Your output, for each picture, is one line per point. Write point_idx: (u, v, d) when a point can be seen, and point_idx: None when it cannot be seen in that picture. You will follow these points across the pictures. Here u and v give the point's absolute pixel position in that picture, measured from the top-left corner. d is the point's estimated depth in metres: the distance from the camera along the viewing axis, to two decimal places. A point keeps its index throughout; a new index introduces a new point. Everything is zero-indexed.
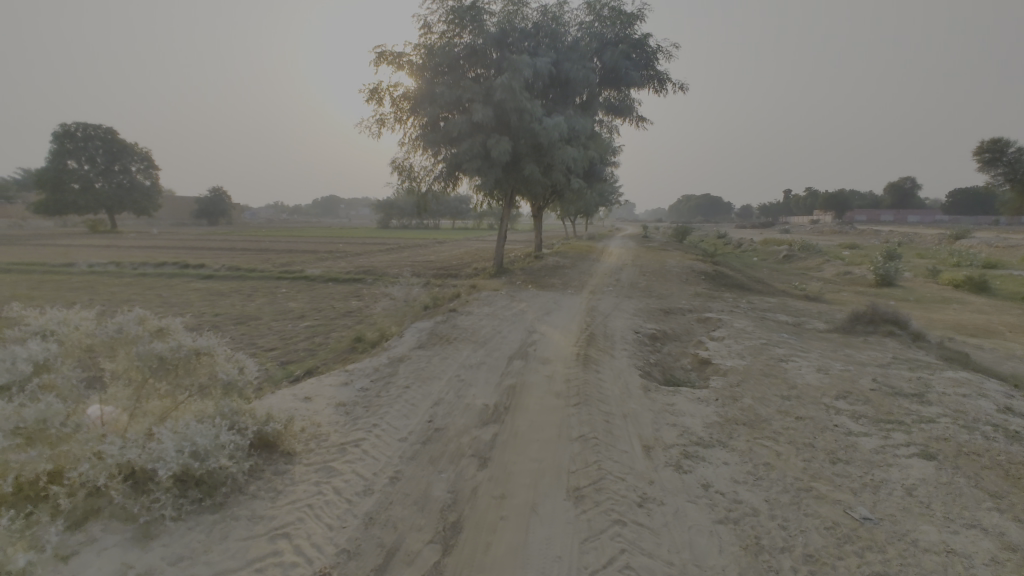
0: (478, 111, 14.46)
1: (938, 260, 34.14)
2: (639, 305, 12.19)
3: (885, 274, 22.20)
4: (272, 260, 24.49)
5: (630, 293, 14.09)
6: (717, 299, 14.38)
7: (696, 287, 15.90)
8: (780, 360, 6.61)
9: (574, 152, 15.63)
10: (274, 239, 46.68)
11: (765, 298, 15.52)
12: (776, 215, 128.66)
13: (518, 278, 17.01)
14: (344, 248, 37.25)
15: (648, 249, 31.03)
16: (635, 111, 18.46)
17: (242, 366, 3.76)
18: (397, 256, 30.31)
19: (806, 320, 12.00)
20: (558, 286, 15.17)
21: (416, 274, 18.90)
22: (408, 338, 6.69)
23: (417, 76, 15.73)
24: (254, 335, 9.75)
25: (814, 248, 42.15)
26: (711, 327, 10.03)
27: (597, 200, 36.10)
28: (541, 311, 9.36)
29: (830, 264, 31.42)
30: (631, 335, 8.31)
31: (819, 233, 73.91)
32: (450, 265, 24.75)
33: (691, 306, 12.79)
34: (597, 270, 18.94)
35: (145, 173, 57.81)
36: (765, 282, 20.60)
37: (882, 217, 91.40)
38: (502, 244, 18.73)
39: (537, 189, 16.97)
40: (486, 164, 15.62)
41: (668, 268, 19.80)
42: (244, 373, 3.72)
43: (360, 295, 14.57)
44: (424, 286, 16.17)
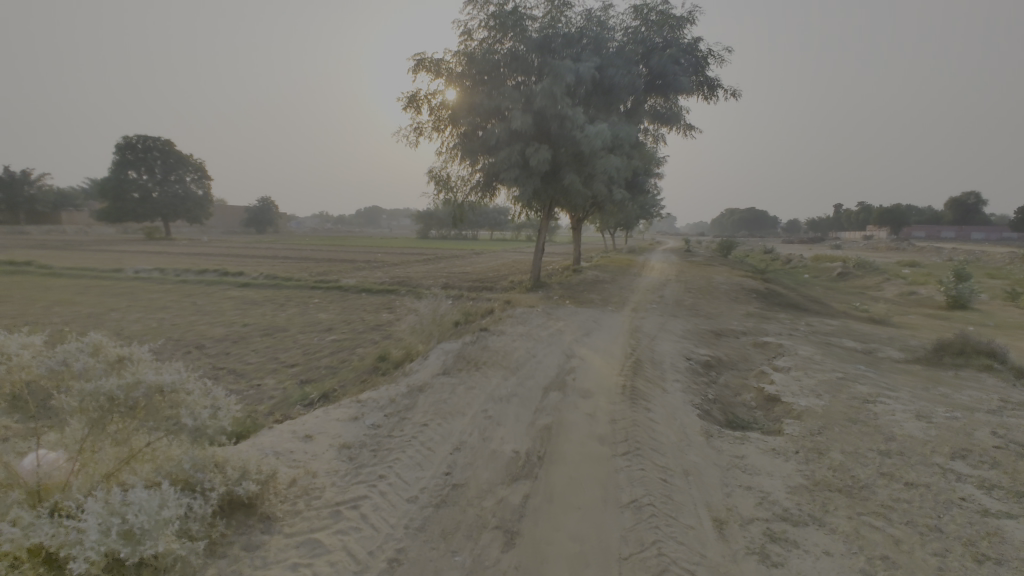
0: (517, 117, 13.86)
1: (1014, 281, 31.39)
2: (687, 326, 11.22)
3: (959, 295, 20.29)
4: (309, 269, 24.53)
5: (677, 312, 13.12)
6: (773, 320, 13.23)
7: (748, 306, 14.76)
8: (865, 400, 5.62)
9: (617, 162, 14.80)
10: (316, 249, 47.54)
11: (827, 320, 14.22)
12: (826, 230, 123.22)
13: (555, 292, 16.23)
14: (381, 257, 37.31)
15: (693, 264, 29.62)
16: (683, 119, 17.48)
17: (221, 406, 3.18)
18: (433, 266, 30.03)
19: (878, 348, 10.75)
20: (598, 303, 14.34)
21: (450, 287, 18.41)
22: (433, 361, 6.02)
23: (456, 83, 15.31)
24: (278, 347, 9.33)
25: (873, 265, 39.57)
26: (771, 353, 9.01)
27: (639, 212, 34.93)
28: (581, 331, 8.57)
29: (892, 283, 29.24)
30: (682, 363, 7.41)
31: (874, 249, 70.00)
32: (486, 276, 24.20)
33: (745, 328, 11.72)
34: (639, 286, 17.98)
35: (199, 182, 59.99)
36: (822, 301, 19.12)
37: (945, 233, 85.97)
38: (539, 257, 17.98)
39: (577, 200, 16.19)
40: (524, 172, 14.97)
41: (716, 284, 18.61)
42: (223, 414, 3.14)
43: (392, 308, 14.11)
44: (458, 299, 15.61)
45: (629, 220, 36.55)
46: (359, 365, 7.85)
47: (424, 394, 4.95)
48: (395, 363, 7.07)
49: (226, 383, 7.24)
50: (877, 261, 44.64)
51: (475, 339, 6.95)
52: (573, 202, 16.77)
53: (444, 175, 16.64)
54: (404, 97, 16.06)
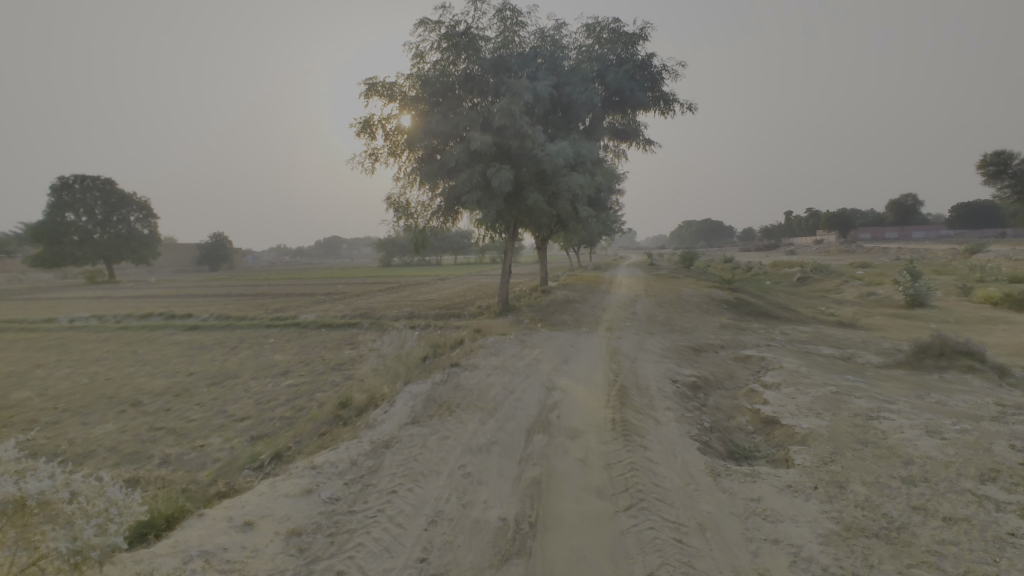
0: (477, 138, 13.47)
1: (960, 276, 32.82)
2: (665, 343, 10.86)
3: (916, 294, 20.83)
4: (265, 306, 23.25)
5: (652, 329, 12.81)
6: (747, 330, 13.07)
7: (720, 318, 14.61)
8: (868, 416, 5.28)
9: (581, 179, 14.56)
10: (272, 283, 45.78)
11: (799, 328, 14.16)
12: (779, 237, 127.82)
13: (526, 316, 15.73)
14: (341, 288, 36.04)
15: (658, 278, 29.67)
16: (642, 134, 17.55)
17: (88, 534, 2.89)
18: (397, 295, 29.12)
19: (855, 353, 10.64)
20: (570, 324, 13.91)
21: (416, 317, 17.65)
22: (400, 408, 5.37)
23: (411, 107, 14.87)
24: (228, 398, 8.46)
25: (828, 269, 40.76)
26: (754, 369, 8.71)
27: (602, 228, 35.02)
28: (559, 359, 8.05)
29: (850, 285, 30.02)
30: (669, 386, 6.98)
31: (826, 253, 72.75)
32: (453, 303, 23.52)
33: (722, 342, 11.46)
34: (610, 303, 17.67)
35: (143, 222, 57.43)
36: (789, 308, 19.25)
37: (889, 234, 90.29)
38: (506, 280, 17.47)
39: (542, 220, 15.86)
40: (487, 194, 14.56)
41: (686, 298, 18.51)
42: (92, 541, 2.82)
43: (354, 344, 13.28)
44: (425, 330, 14.91)
45: (592, 237, 36.61)
46: (318, 412, 7.10)
47: (390, 450, 4.32)
48: (358, 410, 6.37)
49: (165, 446, 6.38)
50: (831, 265, 46.09)
51: (446, 378, 6.33)
52: (538, 222, 16.44)
53: (403, 201, 16.05)
54: (357, 123, 15.53)
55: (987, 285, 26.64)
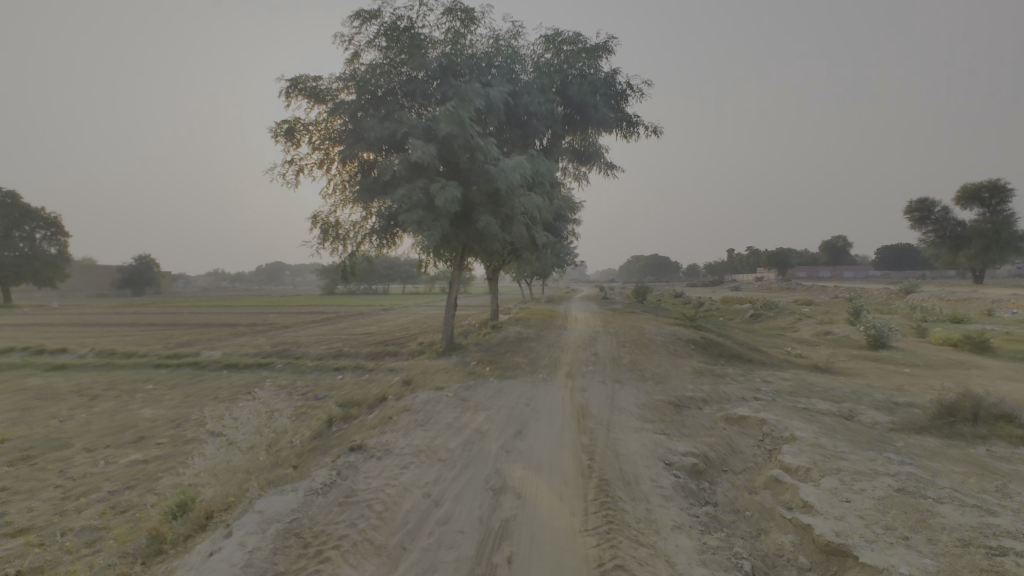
0: (418, 147, 11.42)
1: (905, 315, 33.29)
2: (639, 397, 8.93)
3: (878, 334, 20.16)
4: (168, 339, 19.96)
5: (619, 377, 10.92)
6: (724, 377, 11.41)
7: (692, 363, 12.95)
8: (989, 549, 3.41)
9: (539, 201, 12.80)
10: (194, 311, 41.50)
11: (777, 373, 12.71)
12: (723, 273, 131.90)
13: (472, 357, 13.52)
14: (271, 317, 32.67)
15: (614, 313, 28.19)
16: (603, 158, 16.14)
17: None
18: (330, 328, 26.20)
19: (857, 411, 9.10)
20: (525, 369, 11.82)
21: (345, 356, 15.13)
22: (227, 556, 3.04)
23: (343, 112, 12.72)
24: (28, 487, 5.79)
25: (778, 305, 40.96)
26: (756, 438, 6.86)
27: (554, 260, 33.55)
28: (511, 428, 5.88)
29: (804, 323, 29.62)
30: (664, 478, 4.95)
31: (769, 289, 74.83)
32: (393, 338, 21.05)
33: (703, 394, 9.65)
34: (568, 342, 15.84)
35: (50, 240, 51.68)
36: (756, 348, 18.03)
37: (825, 273, 94.49)
38: (451, 314, 15.23)
39: (494, 248, 13.91)
40: (430, 213, 12.48)
41: (650, 336, 16.84)
42: None
43: (256, 394, 10.64)
44: (350, 376, 12.42)
45: (545, 268, 35.04)
46: (140, 525, 4.61)
47: None
48: (186, 531, 3.95)
49: None
50: (777, 302, 46.53)
51: (334, 479, 4.03)
52: (489, 248, 14.47)
53: (331, 222, 13.61)
54: (275, 128, 13.14)
55: (935, 325, 26.75)
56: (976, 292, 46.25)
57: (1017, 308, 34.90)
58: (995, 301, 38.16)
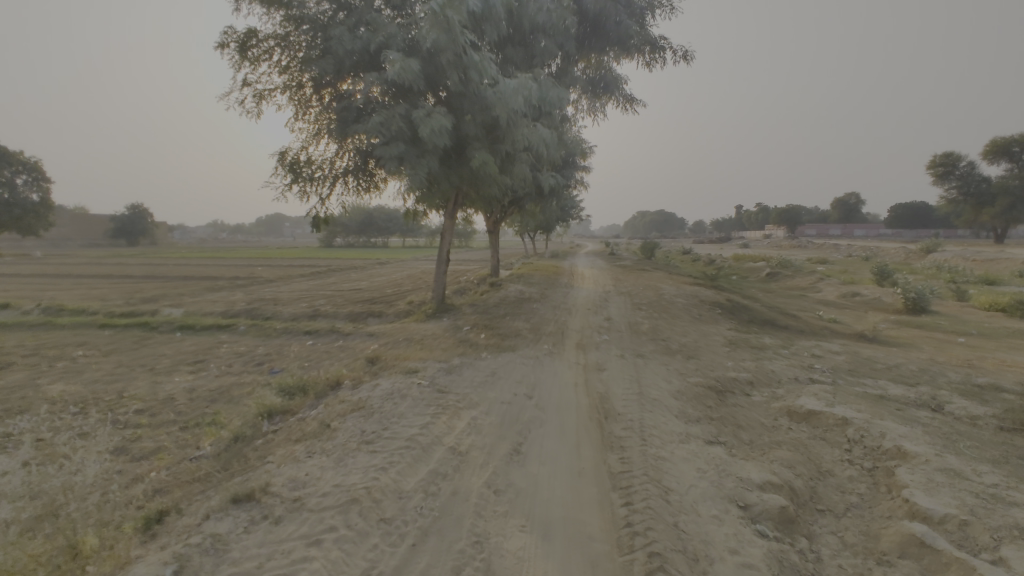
0: (397, 61, 9.06)
1: (932, 275, 31.28)
2: (671, 378, 7.04)
3: (918, 298, 18.25)
4: (134, 294, 18.01)
5: (641, 349, 9.04)
6: (765, 351, 9.52)
7: (722, 333, 11.05)
8: None
9: (546, 134, 10.60)
10: (181, 261, 39.49)
11: (823, 344, 10.86)
12: (731, 229, 128.93)
13: (466, 321, 11.61)
14: (258, 270, 30.63)
15: (622, 270, 26.02)
16: (624, 91, 13.73)
17: None
18: (316, 283, 24.19)
19: (943, 400, 7.27)
20: (527, 337, 9.94)
21: (322, 317, 13.25)
22: None
23: (305, 20, 10.23)
24: None
25: (793, 264, 38.86)
26: (842, 450, 4.99)
27: (559, 212, 31.17)
28: (504, 446, 4.00)
29: (826, 283, 27.57)
30: (748, 542, 3.10)
31: (780, 247, 72.19)
32: (383, 295, 19.15)
33: (748, 374, 7.78)
34: (576, 304, 13.95)
35: (31, 186, 49.08)
36: (786, 311, 16.16)
37: (836, 231, 91.76)
38: (442, 270, 13.22)
39: (491, 193, 11.79)
40: (413, 147, 10.29)
41: (669, 298, 14.85)
42: None
43: (200, 366, 8.77)
44: (321, 343, 10.54)
45: (549, 221, 32.73)
46: None
47: None
48: None
49: None
50: (792, 260, 44.31)
51: None
52: (486, 193, 12.36)
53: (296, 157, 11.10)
54: (225, 40, 10.54)
55: (970, 287, 24.68)
56: (1004, 253, 43.79)
57: None
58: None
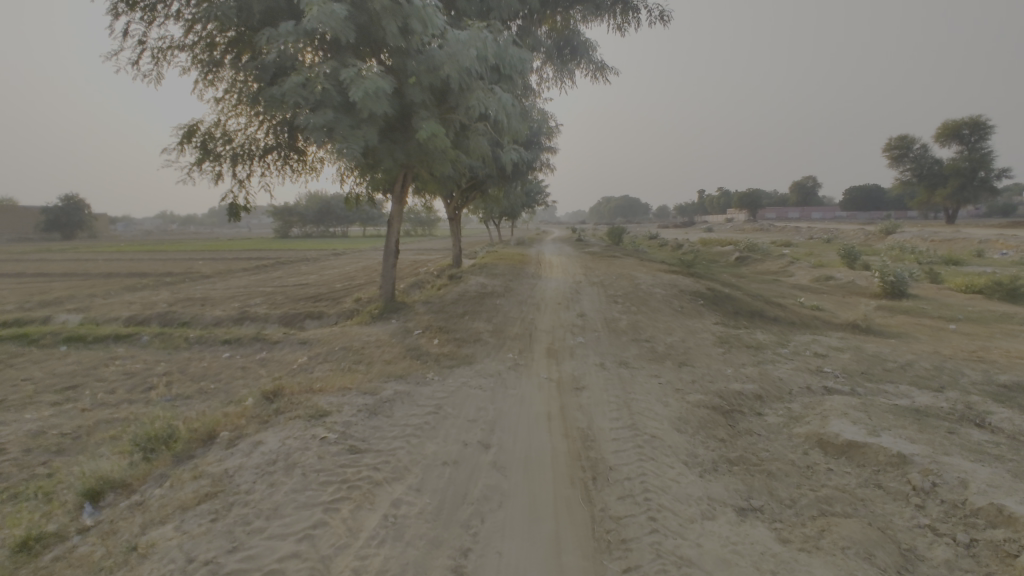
0: (316, 3, 7.24)
1: (897, 256, 31.32)
2: (667, 399, 5.61)
3: (896, 281, 17.60)
4: (33, 296, 15.50)
5: (624, 355, 7.60)
6: (764, 352, 8.24)
7: (710, 330, 9.76)
8: None
9: (506, 100, 9.00)
10: (113, 256, 36.24)
11: (821, 339, 9.72)
12: (693, 214, 130.29)
13: (418, 323, 9.97)
14: (196, 265, 27.99)
15: (591, 258, 24.64)
16: (593, 55, 12.15)
17: None
18: (258, 278, 21.87)
19: (983, 410, 6.12)
20: (489, 343, 8.38)
21: (251, 321, 11.36)
22: None
23: None
24: None
25: (761, 247, 38.52)
26: (914, 508, 3.66)
27: (523, 197, 29.52)
28: (440, 570, 2.44)
29: (797, 267, 26.97)
30: None
31: (743, 230, 72.76)
32: (330, 291, 17.23)
33: (754, 386, 6.44)
34: (544, 298, 12.48)
35: None
36: (768, 300, 15.14)
37: (794, 213, 93.45)
38: (390, 263, 11.48)
39: (443, 171, 10.16)
40: (345, 115, 8.54)
41: (646, 289, 13.51)
42: None
43: (69, 394, 6.86)
44: (240, 356, 8.72)
45: (514, 207, 30.98)
46: None
47: None
48: None
49: None
50: (758, 244, 44.01)
51: None
52: (439, 173, 10.70)
53: (204, 130, 9.12)
54: None
55: (937, 267, 24.47)
56: (959, 233, 44.71)
57: (1007, 249, 33.27)
58: (983, 242, 36.46)
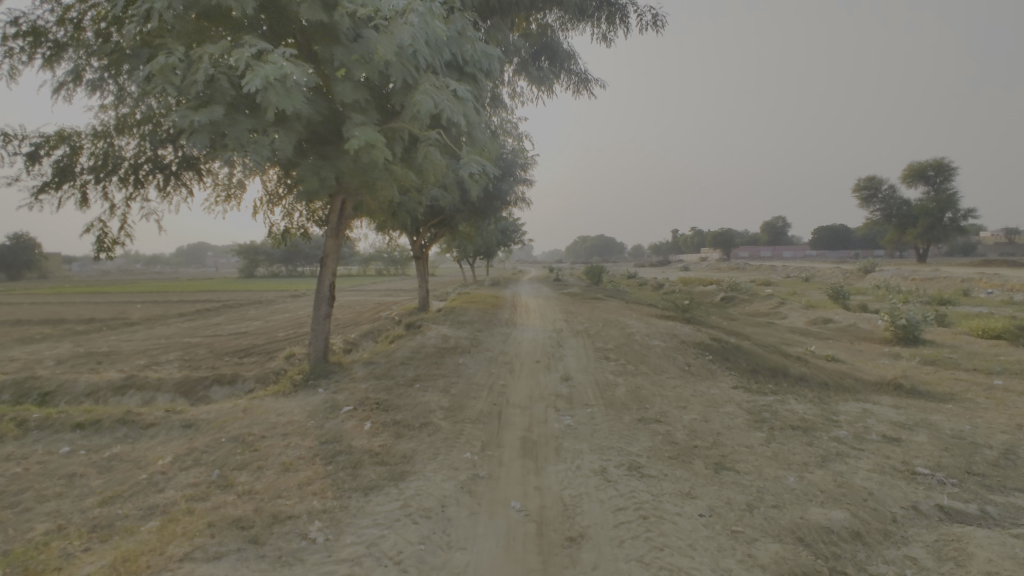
0: None
1: (887, 295, 30.14)
2: (727, 563, 3.25)
3: (908, 325, 15.85)
4: None
5: (633, 454, 5.24)
6: (820, 439, 5.98)
7: (734, 402, 7.50)
8: None
9: (468, 97, 6.87)
10: (44, 299, 32.83)
11: (872, 411, 7.55)
12: (667, 253, 131.19)
13: (348, 396, 7.51)
14: (130, 310, 24.94)
15: (571, 300, 22.49)
16: (574, 66, 10.35)
17: None
18: (191, 326, 18.96)
19: None
20: (441, 430, 5.95)
21: (138, 391, 8.73)
22: None
23: None
24: None
25: (744, 287, 37.16)
26: None
27: (497, 235, 27.51)
28: None
29: (788, 308, 25.31)
30: None
31: (720, 270, 72.34)
32: (268, 343, 14.60)
33: (843, 513, 4.12)
34: (519, 355, 10.16)
35: None
36: (777, 350, 13.10)
37: (767, 253, 94.17)
38: (323, 314, 9.02)
39: (388, 195, 7.92)
40: (246, 117, 6.26)
41: (641, 340, 11.28)
42: None
43: None
44: (82, 453, 6.09)
45: (487, 245, 28.89)
46: None
47: None
48: None
49: None
50: (740, 283, 42.80)
51: None
52: (386, 197, 8.45)
53: (53, 139, 6.68)
54: None
55: (935, 307, 23.08)
56: (937, 271, 44.38)
57: (992, 288, 32.47)
58: (965, 280, 35.80)
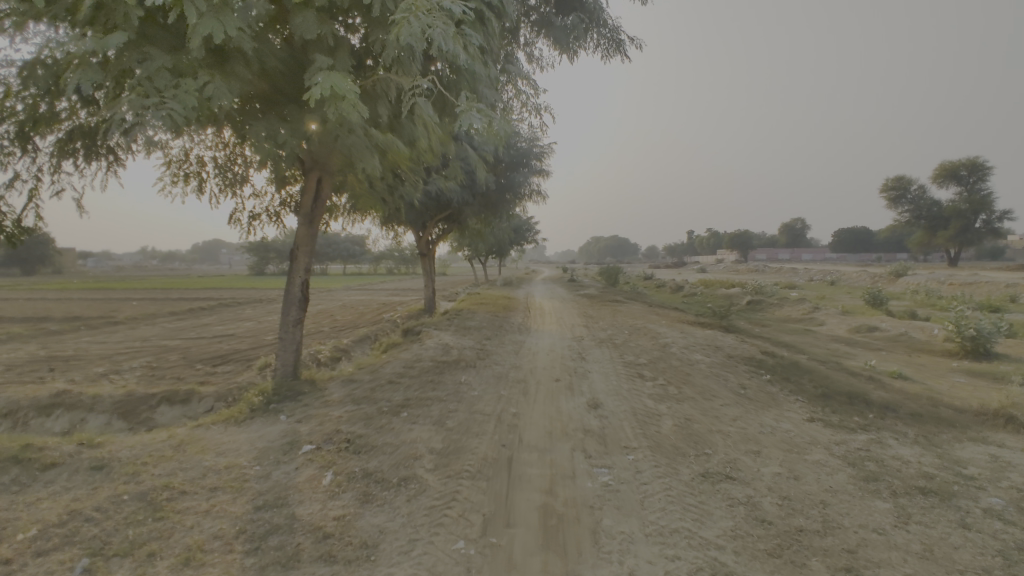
0: None
1: (928, 300, 27.92)
2: None
3: (976, 336, 13.83)
4: None
5: (712, 548, 3.45)
6: (974, 516, 4.12)
7: (821, 446, 5.64)
8: None
9: (467, 31, 5.10)
10: (38, 295, 31.51)
11: (1007, 460, 5.64)
12: (682, 254, 128.49)
13: (313, 429, 5.76)
14: (120, 308, 23.46)
15: (589, 303, 20.68)
16: (605, 23, 8.52)
17: None
18: (176, 326, 17.37)
19: None
20: (426, 493, 4.19)
21: (64, 413, 7.04)
22: None
23: None
24: None
25: (768, 290, 35.04)
26: None
27: (508, 232, 25.76)
28: None
29: (824, 313, 23.19)
30: None
31: (739, 272, 69.85)
32: (251, 348, 12.94)
33: None
34: (534, 371, 8.36)
35: None
36: (834, 365, 11.17)
37: (787, 254, 91.32)
38: (293, 318, 7.30)
39: (369, 168, 6.19)
40: (165, 53, 4.58)
41: (679, 353, 9.41)
42: None
43: None
44: None
45: (498, 243, 27.14)
46: None
47: None
48: None
49: None
50: (763, 286, 40.62)
51: None
52: (367, 172, 6.72)
53: None
54: None
55: (990, 314, 20.92)
56: (975, 276, 41.74)
57: None
58: (1009, 285, 33.40)
